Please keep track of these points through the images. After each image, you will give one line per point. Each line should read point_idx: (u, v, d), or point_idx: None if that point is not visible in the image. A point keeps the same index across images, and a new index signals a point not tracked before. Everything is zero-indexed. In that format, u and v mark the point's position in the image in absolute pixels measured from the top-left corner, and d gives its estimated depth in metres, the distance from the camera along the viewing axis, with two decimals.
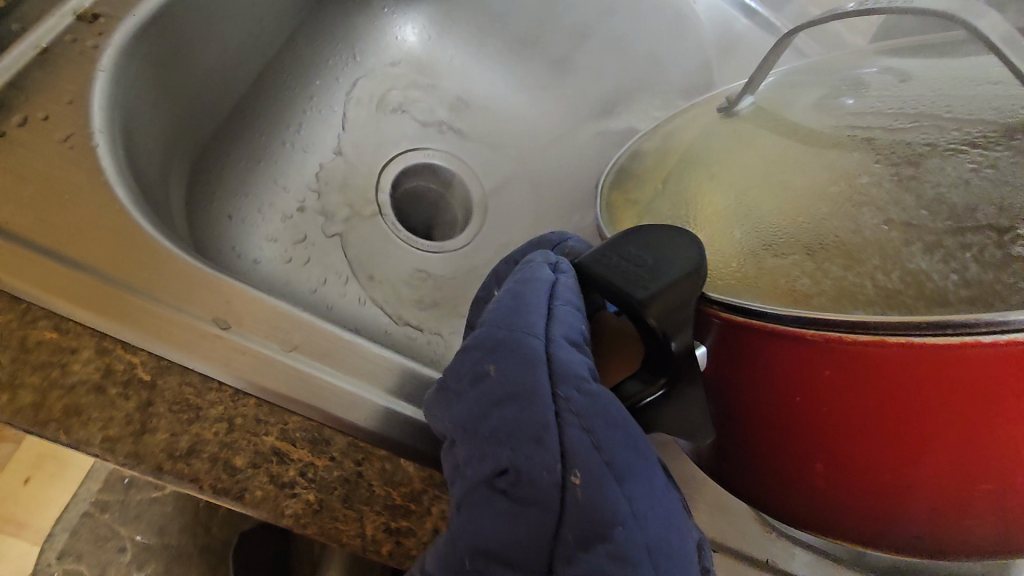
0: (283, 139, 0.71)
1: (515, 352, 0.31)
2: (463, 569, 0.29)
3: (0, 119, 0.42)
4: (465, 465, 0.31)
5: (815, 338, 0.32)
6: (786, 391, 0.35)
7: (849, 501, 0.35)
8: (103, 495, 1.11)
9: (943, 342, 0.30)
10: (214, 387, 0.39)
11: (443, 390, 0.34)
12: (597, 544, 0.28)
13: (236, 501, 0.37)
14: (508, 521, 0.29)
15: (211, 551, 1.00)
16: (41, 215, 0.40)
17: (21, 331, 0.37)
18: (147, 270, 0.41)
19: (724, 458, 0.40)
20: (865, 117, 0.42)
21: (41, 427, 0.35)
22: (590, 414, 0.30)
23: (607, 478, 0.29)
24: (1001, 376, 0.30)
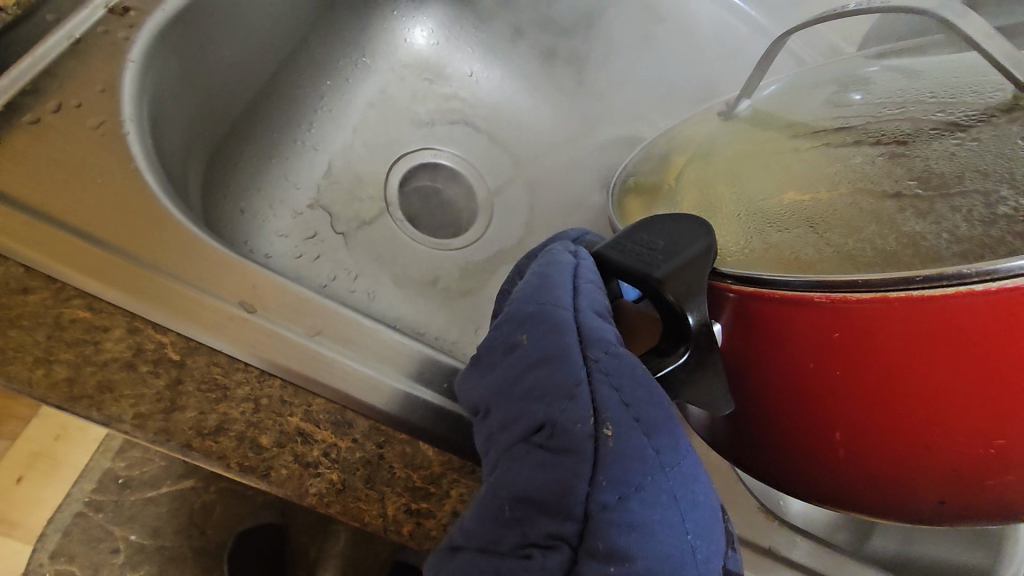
0: (295, 136, 0.72)
1: (545, 323, 0.37)
2: (503, 516, 0.33)
3: (35, 106, 0.43)
4: (504, 425, 0.36)
5: (821, 300, 0.34)
6: (796, 365, 0.37)
7: (871, 469, 0.36)
8: (97, 496, 1.10)
9: (931, 294, 0.31)
10: (241, 368, 0.40)
11: (478, 362, 0.40)
12: (630, 492, 0.33)
13: (262, 480, 0.38)
14: (546, 469, 0.33)
15: (208, 553, 1.10)
16: (76, 198, 0.41)
17: (55, 309, 0.38)
18: (175, 253, 0.41)
19: (743, 437, 0.42)
20: (872, 109, 0.44)
21: (74, 402, 0.36)
22: (618, 372, 0.35)
23: (633, 426, 0.34)
24: (994, 325, 0.31)
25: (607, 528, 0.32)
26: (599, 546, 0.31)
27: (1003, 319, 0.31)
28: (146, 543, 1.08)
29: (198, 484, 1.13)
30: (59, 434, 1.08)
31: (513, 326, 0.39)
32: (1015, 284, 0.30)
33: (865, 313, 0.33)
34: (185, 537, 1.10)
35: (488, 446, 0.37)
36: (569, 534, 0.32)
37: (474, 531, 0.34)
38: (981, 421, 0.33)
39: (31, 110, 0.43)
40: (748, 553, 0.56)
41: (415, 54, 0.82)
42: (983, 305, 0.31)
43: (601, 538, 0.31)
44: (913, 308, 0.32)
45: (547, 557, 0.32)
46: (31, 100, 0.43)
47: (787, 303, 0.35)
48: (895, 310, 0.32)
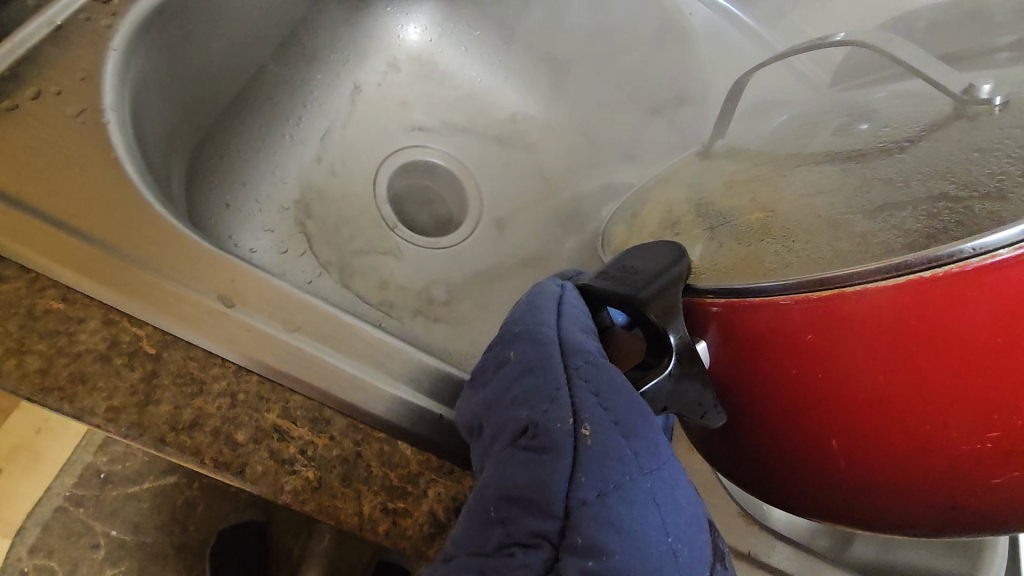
0: (283, 130, 0.72)
1: (532, 339, 0.39)
2: (489, 516, 0.35)
3: (13, 93, 0.42)
4: (496, 436, 0.38)
5: (787, 301, 0.35)
6: (776, 376, 0.37)
7: (875, 477, 0.36)
8: (77, 490, 1.09)
9: (886, 284, 0.33)
10: (218, 363, 0.40)
11: (474, 384, 0.42)
12: (609, 488, 0.33)
13: (236, 476, 0.38)
14: (527, 467, 0.35)
15: (189, 550, 1.09)
16: (53, 186, 0.40)
17: (28, 299, 0.37)
18: (152, 244, 0.41)
19: (745, 457, 0.42)
20: (867, 139, 0.43)
21: (45, 393, 0.35)
22: (596, 379, 0.36)
23: (610, 427, 0.35)
24: (956, 312, 0.32)
25: (588, 523, 0.32)
26: (578, 541, 0.32)
27: (963, 305, 0.32)
28: (127, 540, 1.07)
29: (181, 480, 1.12)
30: (41, 427, 1.07)
31: (503, 345, 0.41)
32: (960, 267, 0.32)
33: (826, 311, 0.34)
34: (166, 533, 1.09)
35: (481, 460, 0.39)
36: (550, 533, 0.33)
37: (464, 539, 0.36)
38: (964, 415, 0.33)
39: (9, 96, 0.42)
40: None
41: (411, 54, 0.82)
42: (938, 290, 0.32)
43: (580, 533, 0.32)
44: (873, 301, 0.33)
45: (529, 557, 0.33)
46: (9, 86, 0.43)
47: (757, 309, 0.36)
48: (853, 303, 0.34)
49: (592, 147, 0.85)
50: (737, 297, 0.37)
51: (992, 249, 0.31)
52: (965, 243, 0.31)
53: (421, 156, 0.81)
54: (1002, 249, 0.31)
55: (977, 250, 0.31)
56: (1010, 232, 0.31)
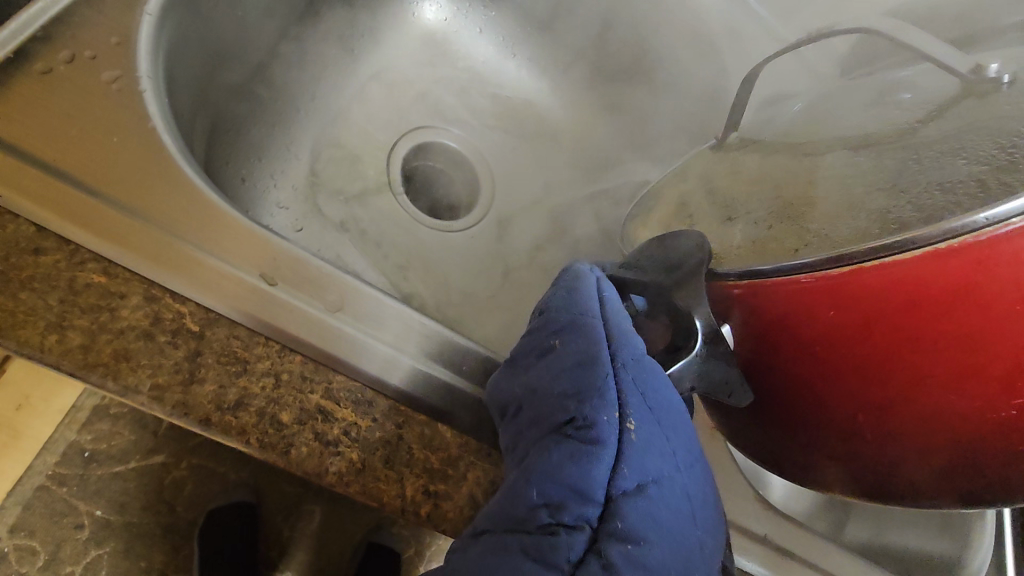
0: (299, 106, 0.70)
1: (579, 331, 0.39)
2: (531, 502, 0.34)
3: (46, 55, 0.40)
4: (535, 422, 0.38)
5: (805, 280, 0.36)
6: (801, 353, 0.38)
7: (901, 451, 0.36)
8: (60, 469, 1.03)
9: (905, 257, 0.33)
10: (261, 342, 0.39)
11: (511, 364, 0.42)
12: (649, 480, 0.35)
13: (282, 457, 0.37)
14: (573, 457, 0.35)
15: (177, 532, 1.06)
16: (87, 156, 0.38)
17: (69, 272, 0.35)
18: (192, 218, 0.39)
19: (774, 439, 0.43)
20: (892, 114, 0.44)
21: (88, 370, 0.34)
22: (643, 380, 0.36)
23: (652, 424, 0.36)
24: (975, 284, 0.32)
25: (629, 511, 0.34)
26: (618, 526, 0.33)
27: (981, 276, 0.32)
28: (112, 519, 1.02)
29: (168, 460, 1.07)
30: (21, 403, 1.01)
31: (546, 330, 0.41)
32: (976, 238, 0.31)
33: (846, 286, 0.35)
34: (153, 513, 1.05)
35: (515, 443, 0.38)
36: (590, 518, 0.33)
37: (499, 513, 0.35)
38: (987, 387, 0.33)
39: (40, 59, 0.40)
40: (739, 538, 0.58)
41: (426, 34, 0.80)
42: (954, 263, 0.32)
43: (621, 519, 0.33)
44: (891, 276, 0.34)
45: (573, 539, 0.33)
46: (38, 47, 0.40)
47: (778, 288, 0.37)
48: (871, 279, 0.34)
49: (597, 128, 0.84)
50: (757, 279, 0.38)
51: (1005, 219, 0.31)
52: (978, 214, 0.31)
53: (435, 138, 0.80)
54: (1015, 218, 0.31)
55: (991, 220, 0.31)
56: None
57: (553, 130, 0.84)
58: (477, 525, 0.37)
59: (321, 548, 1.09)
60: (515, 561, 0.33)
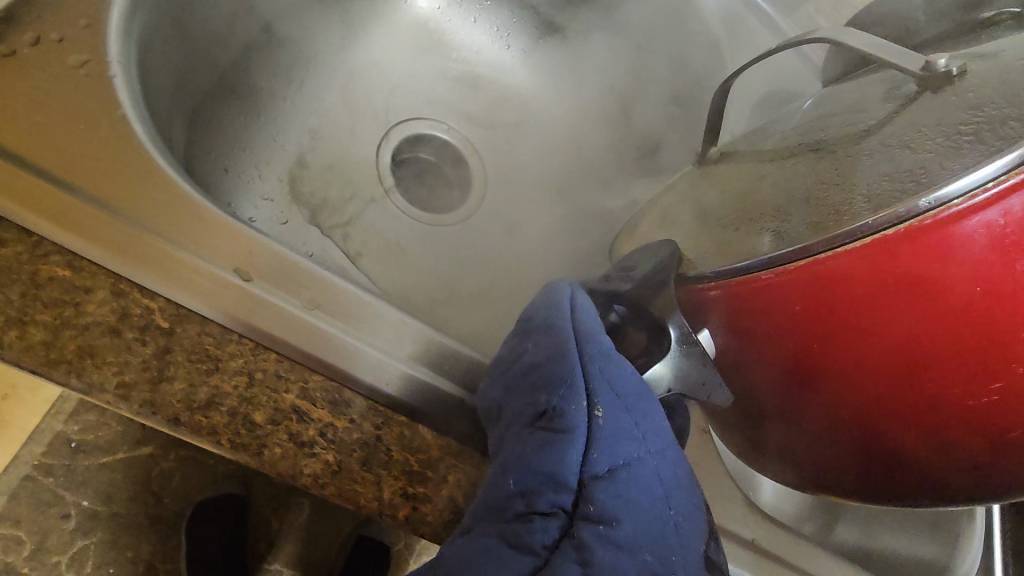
0: (284, 95, 0.68)
1: (548, 331, 0.40)
2: (508, 492, 0.35)
3: (10, 36, 0.38)
4: (511, 422, 0.39)
5: (767, 277, 0.37)
6: (775, 355, 0.38)
7: (888, 446, 0.35)
8: (46, 459, 1.01)
9: (858, 246, 0.33)
10: (234, 340, 0.37)
11: (497, 365, 0.43)
12: (618, 464, 0.36)
13: (254, 458, 0.36)
14: (546, 448, 0.36)
15: (163, 523, 1.03)
16: (54, 144, 0.37)
17: (31, 265, 0.34)
18: (164, 210, 0.38)
19: (763, 446, 0.42)
20: (854, 120, 0.44)
21: (51, 367, 0.33)
22: (610, 370, 0.37)
23: (621, 411, 0.37)
24: (930, 267, 0.32)
25: (600, 494, 0.35)
26: (590, 509, 0.35)
27: (935, 259, 0.32)
28: (98, 510, 1.00)
29: (156, 451, 1.04)
30: (7, 393, 1.00)
31: (522, 337, 0.42)
32: (924, 221, 0.32)
33: (805, 280, 0.35)
34: (141, 504, 1.02)
35: (498, 446, 0.39)
36: (564, 504, 0.35)
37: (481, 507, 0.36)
38: (959, 372, 0.32)
39: (4, 41, 0.37)
40: (729, 545, 0.57)
41: (419, 23, 0.78)
42: (906, 247, 0.32)
43: (591, 502, 0.35)
44: (848, 267, 0.34)
45: (547, 524, 0.35)
46: (1, 29, 0.37)
47: (743, 289, 0.38)
48: (828, 272, 0.34)
49: (592, 122, 0.82)
50: (726, 279, 0.39)
51: (947, 199, 0.31)
52: (922, 198, 0.31)
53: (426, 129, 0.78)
54: (957, 199, 0.31)
55: (933, 202, 0.31)
56: (964, 180, 0.31)
57: (545, 123, 0.82)
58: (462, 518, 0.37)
59: (310, 539, 1.08)
60: (494, 546, 0.34)
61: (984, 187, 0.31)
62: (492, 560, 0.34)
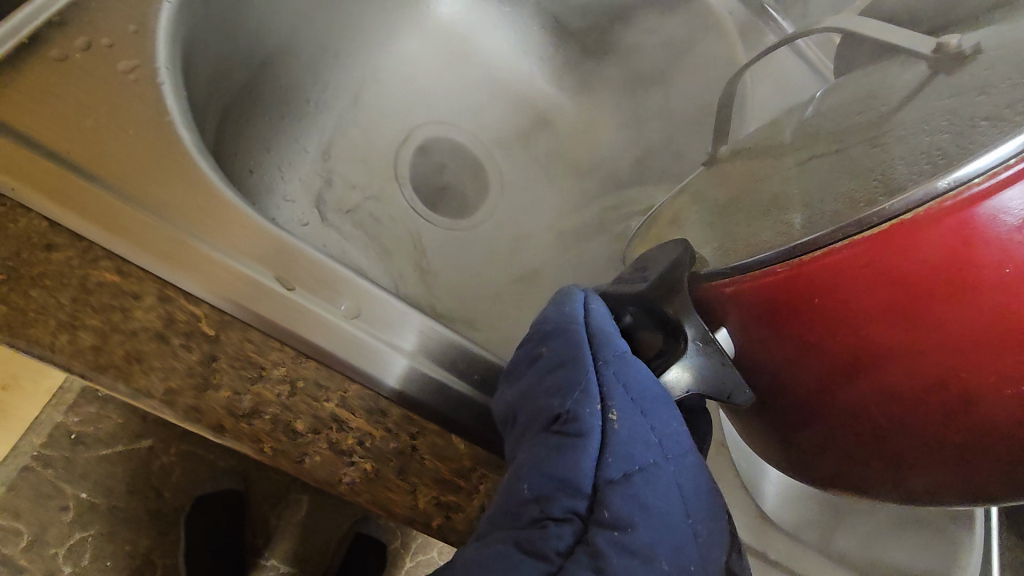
0: (308, 96, 0.68)
1: (563, 336, 0.40)
2: (522, 496, 0.35)
3: (62, 39, 0.38)
4: (527, 425, 0.38)
5: (784, 268, 0.37)
6: (801, 351, 0.37)
7: (921, 438, 0.34)
8: (45, 451, 0.94)
9: (876, 232, 0.33)
10: (276, 347, 0.38)
11: (510, 374, 0.42)
12: (634, 469, 0.35)
13: (294, 465, 0.37)
14: (560, 451, 0.35)
15: (163, 517, 0.97)
16: (103, 150, 0.37)
17: (81, 270, 0.34)
18: (211, 218, 0.38)
19: (802, 454, 0.40)
20: (875, 103, 0.47)
21: (101, 372, 0.33)
22: (626, 372, 0.37)
23: (637, 415, 0.36)
24: (956, 249, 0.31)
25: (617, 499, 0.34)
26: (605, 515, 0.33)
27: (962, 240, 0.31)
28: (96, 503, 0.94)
29: (156, 444, 0.98)
30: (8, 383, 0.93)
31: (536, 343, 0.42)
32: (944, 203, 0.32)
33: (826, 270, 0.35)
34: (140, 498, 0.96)
35: (514, 450, 0.38)
36: (580, 509, 0.34)
37: (496, 511, 0.35)
38: (991, 354, 0.31)
39: (55, 46, 0.38)
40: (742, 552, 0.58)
41: (440, 28, 0.79)
42: (926, 231, 0.32)
43: (607, 508, 0.33)
44: (871, 252, 0.33)
45: (562, 529, 0.33)
46: (54, 34, 0.38)
47: (760, 282, 0.38)
48: (851, 260, 0.34)
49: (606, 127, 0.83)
50: (739, 275, 0.39)
51: (965, 180, 0.31)
52: (940, 180, 0.32)
53: (445, 134, 0.78)
54: (977, 178, 0.31)
55: (952, 183, 0.32)
56: (982, 161, 0.31)
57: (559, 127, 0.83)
58: (478, 527, 0.36)
59: (308, 537, 1.02)
60: (506, 552, 0.33)
61: (1003, 166, 0.31)
62: (504, 566, 0.32)
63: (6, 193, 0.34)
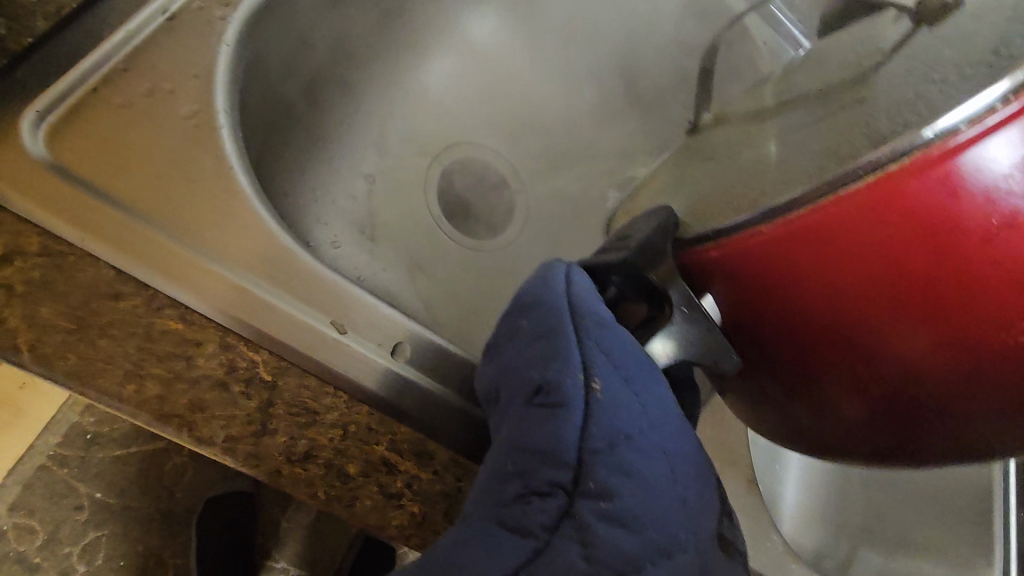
0: (342, 118, 0.69)
1: (542, 309, 0.36)
2: (507, 470, 0.32)
3: (125, 85, 0.39)
4: (508, 398, 0.35)
5: (768, 229, 0.34)
6: (782, 316, 0.35)
7: (918, 403, 0.32)
8: (61, 450, 0.90)
9: (862, 186, 0.31)
10: (331, 392, 0.38)
11: (489, 348, 0.39)
12: (620, 438, 0.32)
13: (346, 509, 0.37)
14: (542, 423, 0.32)
15: (175, 518, 0.92)
16: (165, 198, 0.38)
17: (147, 319, 0.35)
18: (268, 265, 0.39)
19: (787, 418, 0.39)
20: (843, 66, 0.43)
21: (165, 421, 0.34)
22: (607, 341, 0.34)
23: (621, 383, 0.33)
24: (941, 201, 0.29)
25: (601, 469, 0.31)
26: (592, 485, 0.30)
27: (946, 192, 0.29)
28: (109, 503, 0.89)
29: (171, 444, 0.93)
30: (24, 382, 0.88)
31: (512, 317, 0.38)
32: (930, 153, 0.30)
33: (809, 229, 0.32)
34: (152, 498, 0.91)
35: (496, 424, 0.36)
36: (565, 481, 0.31)
37: (480, 492, 0.33)
38: (984, 309, 0.29)
39: (120, 91, 0.39)
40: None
41: (472, 48, 0.78)
42: (913, 183, 0.30)
43: (592, 478, 0.31)
44: (856, 211, 0.31)
45: (546, 504, 0.31)
46: (117, 79, 0.39)
47: (744, 245, 0.35)
48: (835, 218, 0.31)
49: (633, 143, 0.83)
50: (723, 236, 0.36)
51: (951, 129, 0.29)
52: (924, 131, 0.30)
53: (475, 153, 0.77)
54: (962, 126, 0.29)
55: (936, 134, 0.30)
56: (966, 108, 0.29)
57: (576, 132, 0.81)
58: (464, 506, 0.34)
59: (317, 540, 0.95)
60: (491, 529, 0.31)
61: (989, 112, 0.29)
62: (483, 547, 0.31)
63: (75, 242, 0.35)
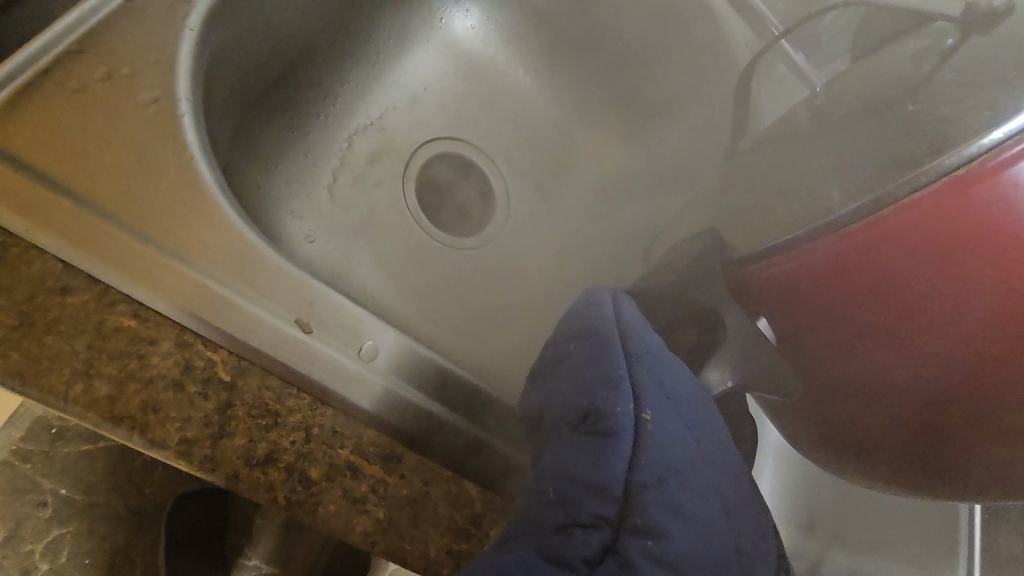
0: (317, 110, 0.67)
1: (595, 334, 0.40)
2: (548, 499, 0.34)
3: (83, 69, 0.38)
4: (556, 423, 0.37)
5: (827, 242, 0.38)
6: (842, 324, 0.39)
7: (978, 395, 0.35)
8: (23, 444, 0.86)
9: (918, 198, 0.35)
10: (294, 393, 0.37)
11: (539, 372, 0.42)
12: (670, 475, 0.33)
13: (309, 514, 0.35)
14: (587, 450, 0.34)
15: (143, 515, 0.89)
16: (116, 185, 0.37)
17: (97, 315, 0.34)
18: (231, 260, 0.38)
19: (831, 429, 0.43)
20: (864, 133, 0.46)
21: (115, 423, 0.32)
22: (656, 369, 0.37)
23: (670, 415, 0.35)
24: (991, 210, 0.34)
25: (649, 505, 0.32)
26: (639, 522, 0.31)
27: (998, 201, 0.33)
28: (75, 500, 0.86)
29: None
30: None
31: (562, 342, 0.42)
32: (981, 165, 0.34)
33: (864, 244, 0.37)
34: (119, 495, 0.88)
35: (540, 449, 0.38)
36: (609, 515, 0.32)
37: (524, 513, 0.34)
38: None
39: (75, 74, 0.38)
40: None
41: (451, 41, 0.76)
42: (965, 193, 0.34)
43: (640, 514, 0.32)
44: (911, 219, 0.35)
45: (589, 537, 0.32)
46: (74, 62, 0.38)
47: (798, 261, 0.39)
48: (894, 227, 0.36)
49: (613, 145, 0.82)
50: (772, 256, 0.42)
51: (995, 144, 0.34)
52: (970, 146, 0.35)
53: (452, 149, 0.75)
54: (1006, 141, 0.34)
55: (983, 148, 0.34)
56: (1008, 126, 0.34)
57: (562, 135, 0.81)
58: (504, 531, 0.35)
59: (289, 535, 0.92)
60: (530, 558, 0.31)
61: None
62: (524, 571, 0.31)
63: (20, 234, 0.33)
